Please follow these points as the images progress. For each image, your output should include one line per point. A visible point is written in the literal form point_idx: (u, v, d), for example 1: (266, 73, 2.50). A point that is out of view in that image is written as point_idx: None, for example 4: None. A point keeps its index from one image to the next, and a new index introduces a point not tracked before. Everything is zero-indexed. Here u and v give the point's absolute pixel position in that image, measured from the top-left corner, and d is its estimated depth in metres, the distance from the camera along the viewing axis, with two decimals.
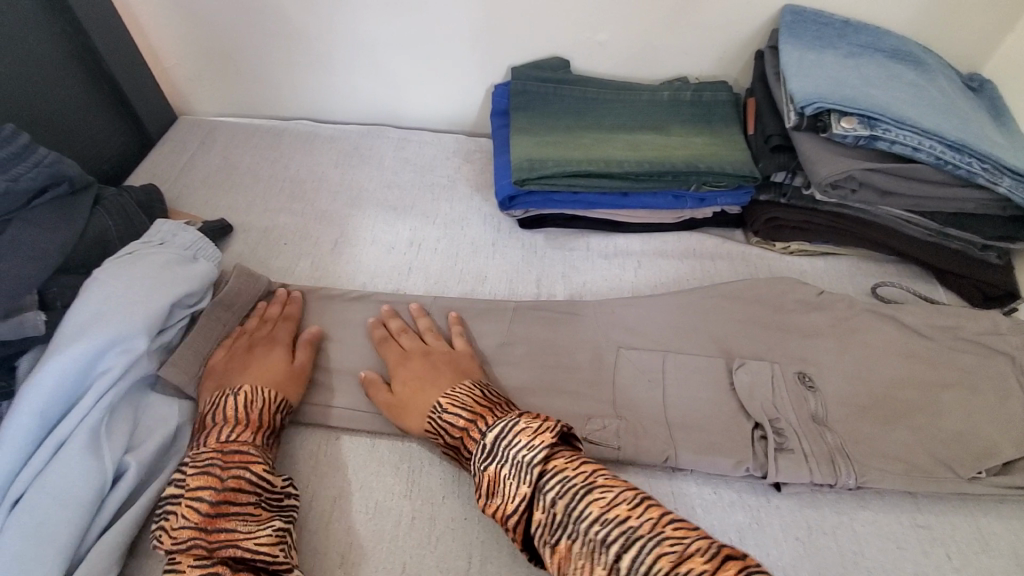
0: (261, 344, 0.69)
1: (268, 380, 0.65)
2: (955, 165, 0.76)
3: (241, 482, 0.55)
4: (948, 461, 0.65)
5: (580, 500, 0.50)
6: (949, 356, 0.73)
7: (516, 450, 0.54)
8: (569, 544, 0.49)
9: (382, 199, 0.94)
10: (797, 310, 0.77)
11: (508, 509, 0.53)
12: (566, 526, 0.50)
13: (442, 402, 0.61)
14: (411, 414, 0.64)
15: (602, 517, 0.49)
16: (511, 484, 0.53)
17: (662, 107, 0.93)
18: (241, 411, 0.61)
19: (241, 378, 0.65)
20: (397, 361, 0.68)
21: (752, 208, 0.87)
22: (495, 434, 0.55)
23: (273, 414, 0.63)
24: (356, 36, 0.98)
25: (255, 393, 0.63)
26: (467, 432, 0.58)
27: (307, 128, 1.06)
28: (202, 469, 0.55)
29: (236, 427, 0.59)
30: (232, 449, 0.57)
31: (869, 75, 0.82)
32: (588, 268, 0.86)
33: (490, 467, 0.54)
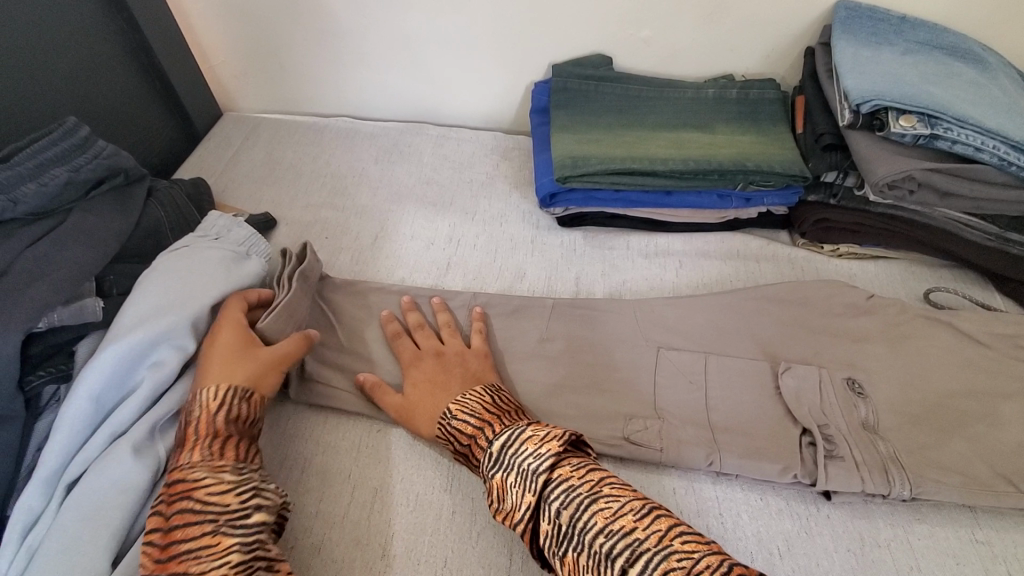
0: (225, 333, 0.64)
1: (223, 374, 0.61)
2: (1020, 167, 0.72)
3: (185, 514, 0.51)
4: (1009, 474, 0.62)
5: (585, 509, 0.49)
6: (1010, 366, 0.70)
7: (522, 457, 0.53)
8: (576, 556, 0.48)
9: (421, 195, 0.95)
10: (847, 314, 0.75)
11: (516, 517, 0.52)
12: (572, 538, 0.49)
13: (450, 409, 0.61)
14: (422, 416, 0.64)
15: (608, 529, 0.48)
16: (517, 491, 0.52)
17: (706, 105, 0.92)
18: (184, 430, 0.57)
19: (201, 382, 0.61)
20: (407, 363, 0.68)
21: (800, 209, 0.85)
22: (501, 443, 0.55)
23: (213, 418, 0.58)
24: (399, 35, 0.99)
25: (198, 403, 0.59)
26: (474, 439, 0.58)
27: (348, 125, 1.08)
28: (151, 510, 0.52)
29: (178, 451, 0.56)
30: (175, 480, 0.53)
31: (927, 72, 0.79)
32: (628, 267, 0.85)
33: (497, 475, 0.54)
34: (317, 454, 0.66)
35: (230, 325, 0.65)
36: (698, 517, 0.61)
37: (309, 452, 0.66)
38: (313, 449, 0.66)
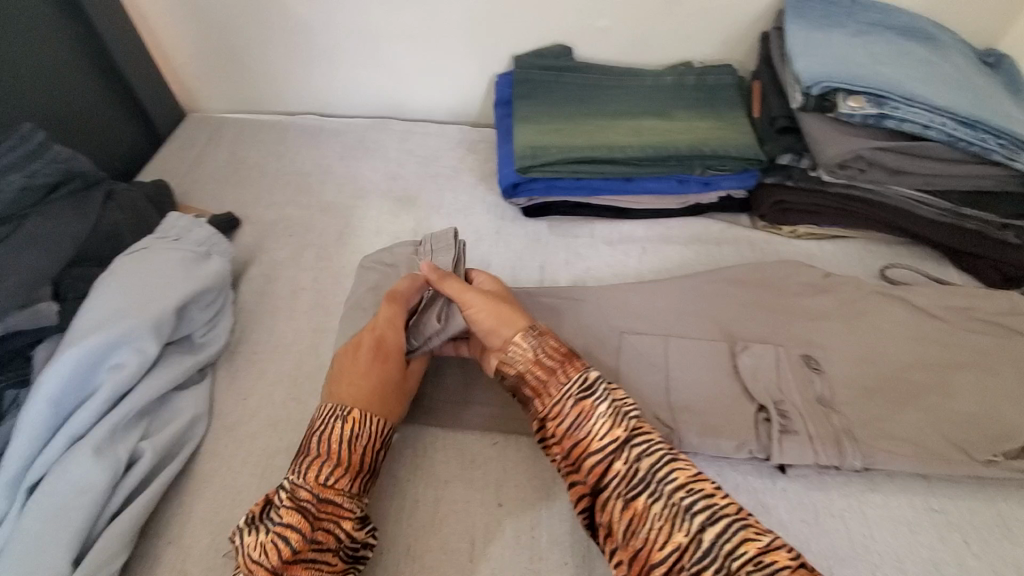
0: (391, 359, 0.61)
1: (378, 402, 0.59)
2: (968, 142, 0.74)
3: (328, 536, 0.52)
4: (963, 444, 0.63)
5: (670, 464, 0.52)
6: (964, 338, 0.71)
7: (615, 399, 0.56)
8: (650, 501, 0.50)
9: (386, 190, 0.95)
10: (805, 293, 0.77)
11: (593, 446, 0.54)
12: (648, 483, 0.51)
13: (539, 330, 0.61)
14: (504, 321, 0.62)
15: (689, 486, 0.50)
16: (603, 422, 0.55)
17: (666, 91, 0.93)
18: (347, 452, 0.55)
19: (355, 400, 0.58)
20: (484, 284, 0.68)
21: (758, 191, 0.87)
22: (596, 374, 0.58)
23: (374, 455, 0.57)
24: (359, 31, 0.99)
25: (362, 426, 0.56)
26: (566, 363, 0.58)
27: (312, 122, 1.07)
28: (296, 507, 0.52)
29: (338, 470, 0.54)
30: (328, 498, 0.53)
31: (878, 51, 0.79)
32: (592, 255, 0.86)
33: (587, 401, 0.56)
34: (281, 448, 0.65)
35: (392, 354, 0.62)
36: None
37: (273, 447, 0.65)
38: (277, 444, 0.65)
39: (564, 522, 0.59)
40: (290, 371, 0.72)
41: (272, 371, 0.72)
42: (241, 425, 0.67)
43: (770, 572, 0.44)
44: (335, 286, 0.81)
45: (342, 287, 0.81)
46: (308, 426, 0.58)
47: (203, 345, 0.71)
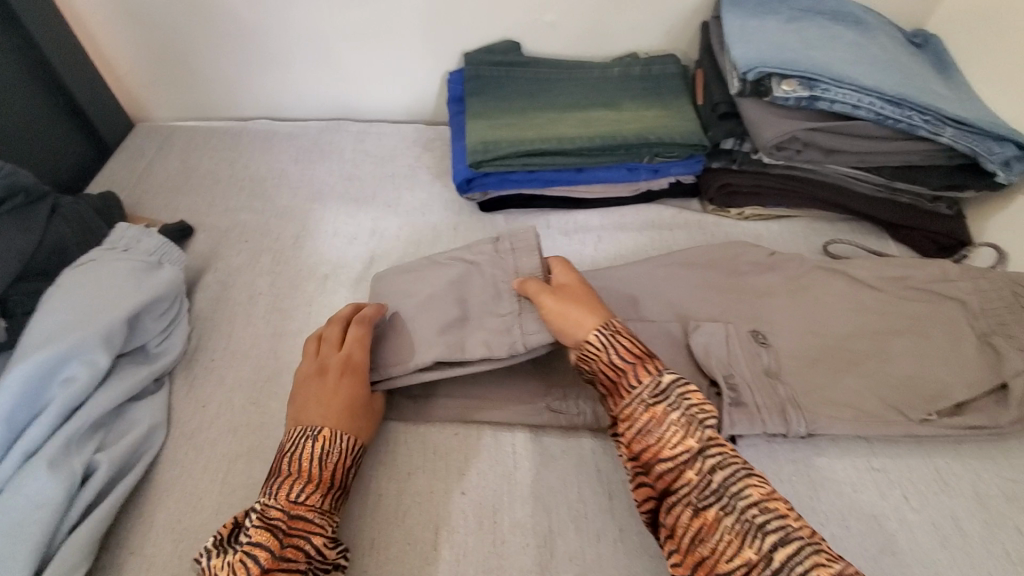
0: (335, 372, 0.61)
1: (346, 420, 0.59)
2: (895, 120, 0.77)
3: (299, 553, 0.51)
4: (900, 405, 0.67)
5: (742, 479, 0.50)
6: (901, 306, 0.74)
7: (688, 406, 0.54)
8: (722, 514, 0.48)
9: (343, 191, 0.95)
10: (752, 272, 0.79)
11: (663, 453, 0.52)
12: (720, 496, 0.49)
13: (614, 325, 0.60)
14: (582, 314, 0.60)
15: (763, 504, 0.48)
16: (675, 430, 0.53)
17: (613, 83, 0.95)
18: (316, 467, 0.55)
19: (317, 417, 0.58)
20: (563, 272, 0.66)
21: (705, 176, 0.90)
22: (672, 378, 0.56)
23: (345, 471, 0.57)
24: (308, 34, 0.99)
25: (331, 443, 0.57)
26: (640, 364, 0.57)
27: (266, 127, 1.07)
28: (266, 524, 0.51)
29: (307, 485, 0.54)
30: (299, 513, 0.52)
31: (810, 36, 0.83)
32: (549, 246, 0.88)
33: (659, 406, 0.54)
34: (241, 452, 0.65)
35: (338, 369, 0.61)
36: (616, 473, 0.64)
37: (234, 451, 0.65)
38: (238, 448, 0.65)
39: (525, 506, 0.61)
40: (250, 375, 0.72)
41: (231, 377, 0.72)
42: (200, 432, 0.67)
43: None
44: (293, 289, 0.81)
45: (299, 289, 0.81)
46: (278, 449, 0.58)
47: (159, 355, 0.71)
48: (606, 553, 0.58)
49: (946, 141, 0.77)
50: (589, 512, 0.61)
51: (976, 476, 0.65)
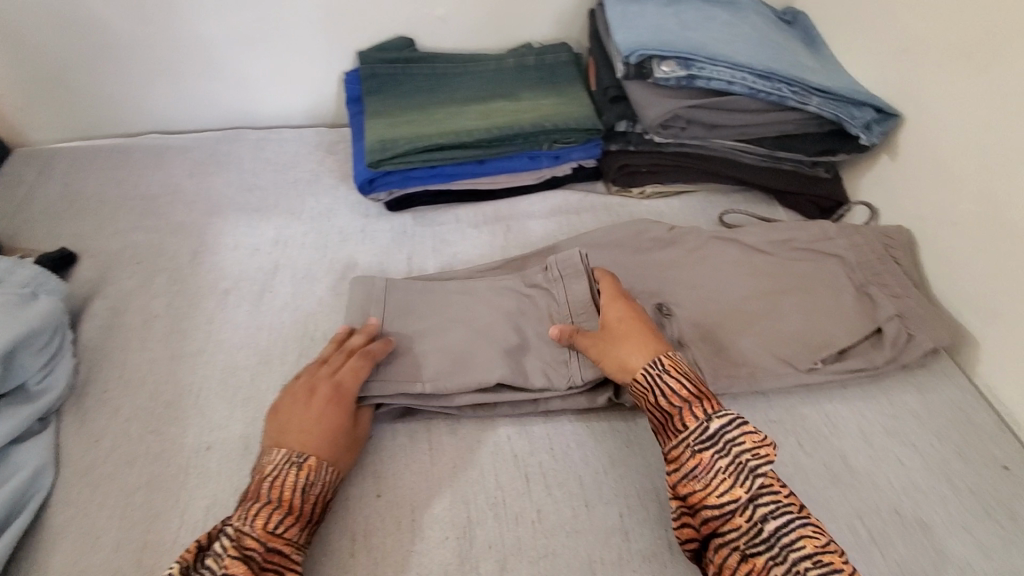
0: (323, 398, 0.60)
1: (332, 450, 0.58)
2: (766, 92, 0.82)
3: None
4: (790, 357, 0.72)
5: (795, 530, 0.50)
6: (789, 267, 0.79)
7: (738, 452, 0.54)
8: (772, 564, 0.49)
9: (242, 203, 0.92)
10: (656, 248, 0.82)
11: (710, 500, 0.53)
12: (771, 544, 0.50)
13: (665, 360, 0.61)
14: (630, 351, 0.62)
15: (816, 556, 0.48)
16: (724, 477, 0.53)
17: (509, 73, 0.96)
18: (300, 500, 0.54)
19: (301, 442, 0.57)
20: (615, 297, 0.68)
21: (605, 158, 0.92)
22: (722, 423, 0.55)
23: (323, 504, 0.56)
24: (190, 40, 0.94)
25: (317, 473, 0.56)
26: (688, 407, 0.57)
27: (156, 142, 1.01)
28: (241, 554, 0.50)
29: (289, 517, 0.53)
30: (276, 547, 0.51)
31: (686, 19, 0.86)
32: (459, 240, 0.88)
33: (706, 452, 0.54)
34: (142, 483, 0.62)
35: (327, 395, 0.60)
36: (532, 455, 0.65)
37: (133, 484, 0.62)
38: (138, 480, 0.62)
39: (442, 499, 0.61)
40: (148, 403, 0.68)
41: (127, 407, 0.68)
42: (95, 468, 0.63)
43: None
44: (192, 308, 0.77)
45: (199, 308, 0.78)
46: (256, 470, 0.56)
47: (42, 392, 0.66)
48: (525, 536, 0.59)
49: (814, 109, 0.83)
50: (506, 497, 0.61)
51: (860, 416, 0.70)
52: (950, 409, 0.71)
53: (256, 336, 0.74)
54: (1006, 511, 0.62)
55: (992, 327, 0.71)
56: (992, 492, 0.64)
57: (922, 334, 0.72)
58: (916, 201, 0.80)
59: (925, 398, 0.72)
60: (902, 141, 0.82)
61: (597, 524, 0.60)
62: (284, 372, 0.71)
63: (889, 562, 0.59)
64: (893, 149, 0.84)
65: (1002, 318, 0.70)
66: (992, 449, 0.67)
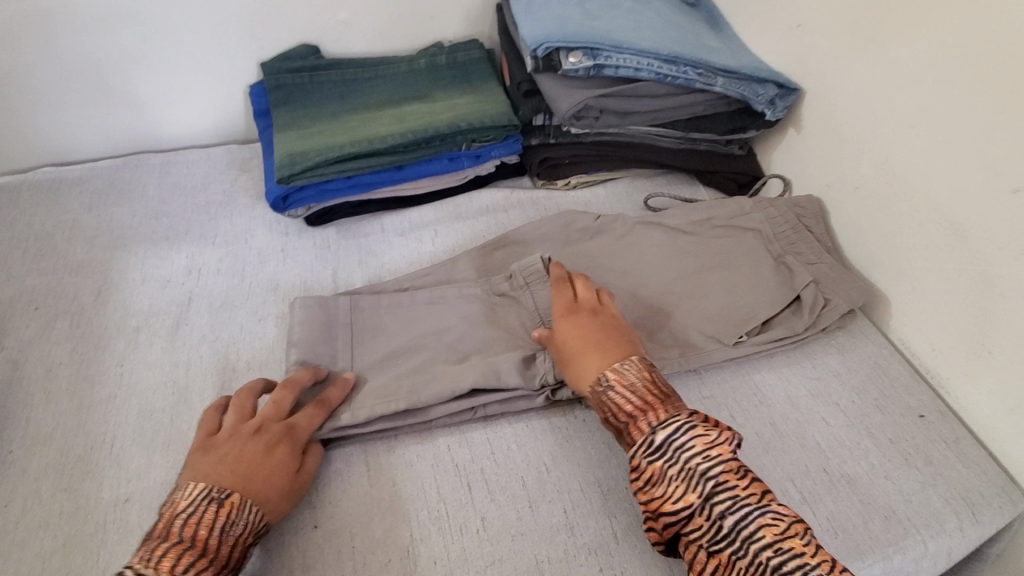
0: (270, 438, 0.57)
1: (262, 490, 0.54)
2: (673, 76, 0.83)
3: None
4: (717, 334, 0.73)
5: (754, 522, 0.50)
6: (711, 244, 0.81)
7: (689, 458, 0.53)
8: (735, 558, 0.50)
9: (150, 233, 0.86)
10: (583, 238, 0.83)
11: (668, 508, 0.53)
12: (733, 541, 0.50)
13: (608, 376, 0.59)
14: (580, 371, 0.61)
15: (776, 545, 0.49)
16: (678, 485, 0.53)
17: (422, 75, 0.95)
18: (214, 541, 0.50)
19: (231, 479, 0.54)
20: (566, 309, 0.66)
21: (527, 153, 0.93)
22: (667, 432, 0.55)
23: (242, 547, 0.52)
24: (74, 63, 0.87)
25: (239, 514, 0.52)
26: (633, 420, 0.57)
27: (47, 175, 0.93)
28: None
29: (198, 560, 0.49)
30: None
31: (591, 8, 0.87)
32: (385, 249, 0.85)
33: (657, 463, 0.54)
34: (56, 548, 0.57)
35: (275, 434, 0.58)
36: (473, 463, 0.64)
37: (46, 550, 0.57)
38: (53, 544, 0.58)
39: (383, 521, 0.59)
40: (58, 460, 0.63)
41: (32, 468, 0.63)
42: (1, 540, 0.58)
43: None
44: (101, 351, 0.72)
45: (109, 350, 0.73)
46: (171, 503, 0.52)
47: None
48: (470, 546, 0.58)
49: (720, 89, 0.85)
50: (449, 509, 0.60)
51: (786, 382, 0.73)
52: (868, 365, 0.74)
53: (175, 373, 0.70)
54: (924, 456, 0.66)
55: (899, 283, 0.75)
56: (910, 440, 0.67)
57: (837, 296, 0.75)
58: (822, 170, 0.83)
59: (846, 357, 0.75)
60: (804, 113, 0.85)
61: (542, 524, 0.60)
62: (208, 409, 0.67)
63: (821, 520, 0.61)
64: (797, 121, 0.87)
65: (907, 274, 0.74)
66: (908, 399, 0.71)
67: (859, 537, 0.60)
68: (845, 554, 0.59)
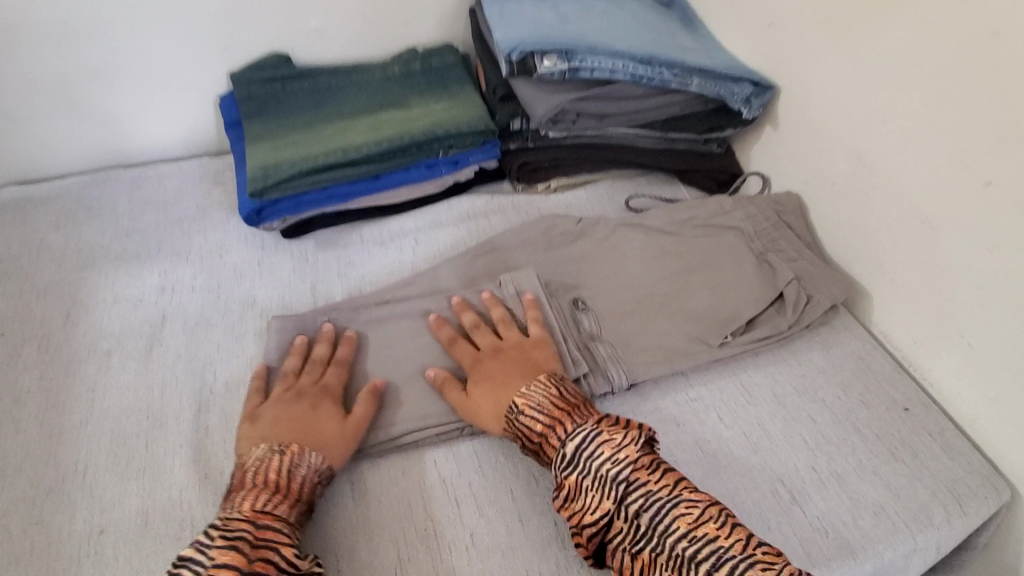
0: (309, 396, 0.62)
1: (319, 437, 0.59)
2: (649, 77, 0.83)
3: (270, 562, 0.50)
4: (701, 335, 0.73)
5: (668, 514, 0.53)
6: (693, 244, 0.81)
7: (599, 465, 0.55)
8: (654, 555, 0.52)
9: (121, 251, 0.84)
10: (566, 242, 0.82)
11: (588, 519, 0.54)
12: (651, 538, 0.52)
13: (517, 404, 0.61)
14: (490, 408, 0.63)
15: (690, 534, 0.51)
16: (593, 495, 0.54)
17: (397, 81, 0.93)
18: (285, 479, 0.56)
19: (286, 434, 0.59)
20: (472, 361, 0.66)
21: (506, 158, 0.92)
22: (575, 445, 0.56)
23: (312, 486, 0.57)
24: (35, 77, 0.84)
25: (303, 456, 0.57)
26: (546, 439, 0.58)
27: (9, 195, 0.89)
28: (229, 542, 0.50)
29: (275, 495, 0.54)
30: (266, 524, 0.52)
31: (565, 11, 0.86)
32: (365, 260, 0.84)
33: (570, 477, 0.56)
34: None
35: (315, 394, 0.63)
36: (460, 477, 0.63)
37: None
38: None
39: (369, 541, 0.58)
40: (27, 492, 0.61)
41: (0, 501, 0.60)
42: None
43: None
44: (71, 376, 0.70)
45: (79, 375, 0.70)
46: (239, 468, 0.57)
47: None
48: (459, 562, 0.57)
49: (696, 89, 0.85)
50: (436, 525, 0.59)
51: (772, 380, 0.73)
52: (852, 360, 0.74)
53: (149, 396, 0.68)
54: (910, 449, 0.66)
55: (879, 277, 0.75)
56: (896, 434, 0.68)
57: (820, 293, 0.75)
58: (800, 167, 0.84)
59: (830, 353, 0.75)
60: (780, 110, 0.86)
61: (531, 537, 0.59)
62: (184, 432, 0.65)
63: (811, 518, 0.61)
64: (774, 119, 0.87)
65: (886, 268, 0.74)
66: (892, 392, 0.71)
67: (849, 534, 0.60)
68: (835, 551, 0.59)
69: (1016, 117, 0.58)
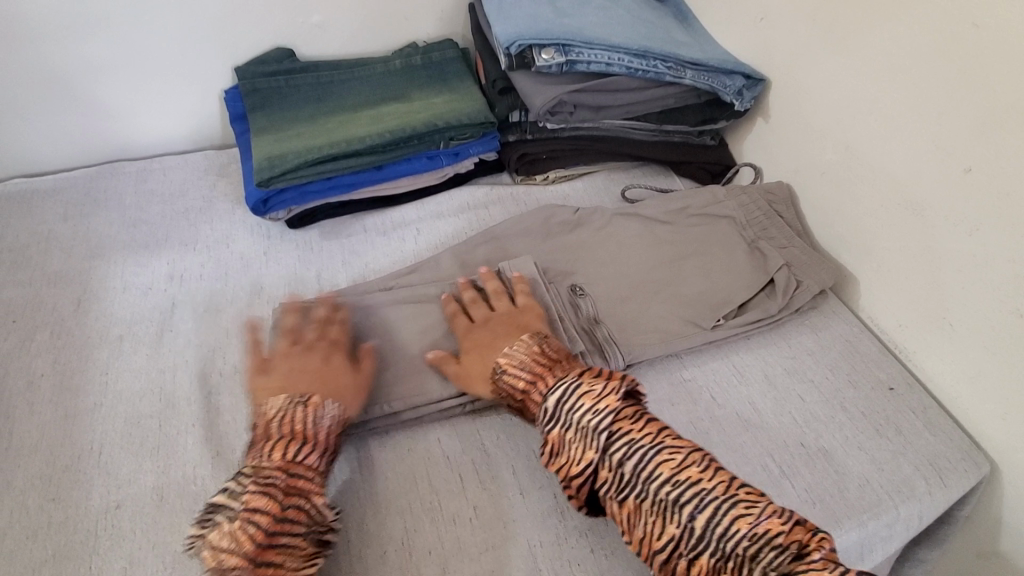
0: (320, 353, 0.65)
1: (333, 387, 0.62)
2: (644, 70, 0.86)
3: (300, 511, 0.53)
4: (695, 319, 0.76)
5: (650, 461, 0.55)
6: (686, 233, 0.84)
7: (582, 417, 0.57)
8: (638, 501, 0.54)
9: (129, 241, 0.85)
10: (564, 230, 0.84)
11: (574, 470, 0.57)
12: (634, 485, 0.55)
13: (501, 363, 0.63)
14: (477, 370, 0.65)
15: (673, 479, 0.54)
16: (578, 447, 0.57)
17: (398, 75, 0.96)
18: (313, 430, 0.58)
19: (303, 386, 0.61)
20: (464, 330, 0.68)
21: (505, 149, 0.94)
22: (559, 400, 0.58)
23: (335, 436, 0.60)
24: (43, 70, 0.86)
25: (322, 405, 0.59)
26: (530, 394, 0.61)
27: (18, 187, 0.91)
28: (263, 489, 0.53)
29: (304, 445, 0.57)
30: (297, 474, 0.55)
31: (562, 6, 0.88)
32: (368, 248, 0.86)
33: (554, 431, 0.58)
34: (46, 559, 0.57)
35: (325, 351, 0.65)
36: (463, 454, 0.65)
37: (37, 560, 0.57)
38: (43, 555, 0.57)
39: (376, 514, 0.60)
40: (44, 471, 0.63)
41: (17, 480, 0.62)
42: None
43: (765, 542, 0.50)
44: (83, 361, 0.72)
45: (92, 359, 0.72)
46: (262, 418, 0.59)
47: None
48: (464, 534, 0.59)
49: (689, 82, 0.87)
50: (441, 499, 0.61)
51: (764, 362, 0.75)
52: (840, 342, 0.77)
53: (161, 380, 0.70)
54: (894, 426, 0.69)
55: (866, 262, 0.78)
56: (881, 411, 0.71)
57: (809, 279, 0.78)
58: (790, 157, 0.86)
59: (819, 336, 0.78)
60: (771, 103, 0.88)
61: (532, 509, 0.61)
62: (195, 413, 0.68)
63: (800, 491, 0.64)
64: (765, 111, 0.90)
65: (873, 254, 0.77)
66: (879, 373, 0.74)
67: (836, 505, 0.63)
68: (822, 522, 0.62)
69: (997, 104, 0.61)
